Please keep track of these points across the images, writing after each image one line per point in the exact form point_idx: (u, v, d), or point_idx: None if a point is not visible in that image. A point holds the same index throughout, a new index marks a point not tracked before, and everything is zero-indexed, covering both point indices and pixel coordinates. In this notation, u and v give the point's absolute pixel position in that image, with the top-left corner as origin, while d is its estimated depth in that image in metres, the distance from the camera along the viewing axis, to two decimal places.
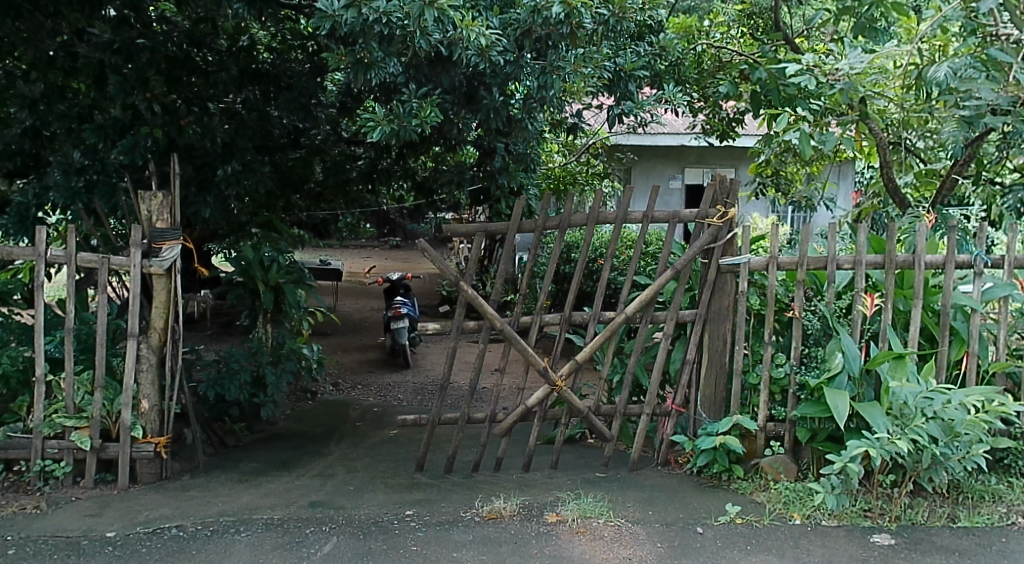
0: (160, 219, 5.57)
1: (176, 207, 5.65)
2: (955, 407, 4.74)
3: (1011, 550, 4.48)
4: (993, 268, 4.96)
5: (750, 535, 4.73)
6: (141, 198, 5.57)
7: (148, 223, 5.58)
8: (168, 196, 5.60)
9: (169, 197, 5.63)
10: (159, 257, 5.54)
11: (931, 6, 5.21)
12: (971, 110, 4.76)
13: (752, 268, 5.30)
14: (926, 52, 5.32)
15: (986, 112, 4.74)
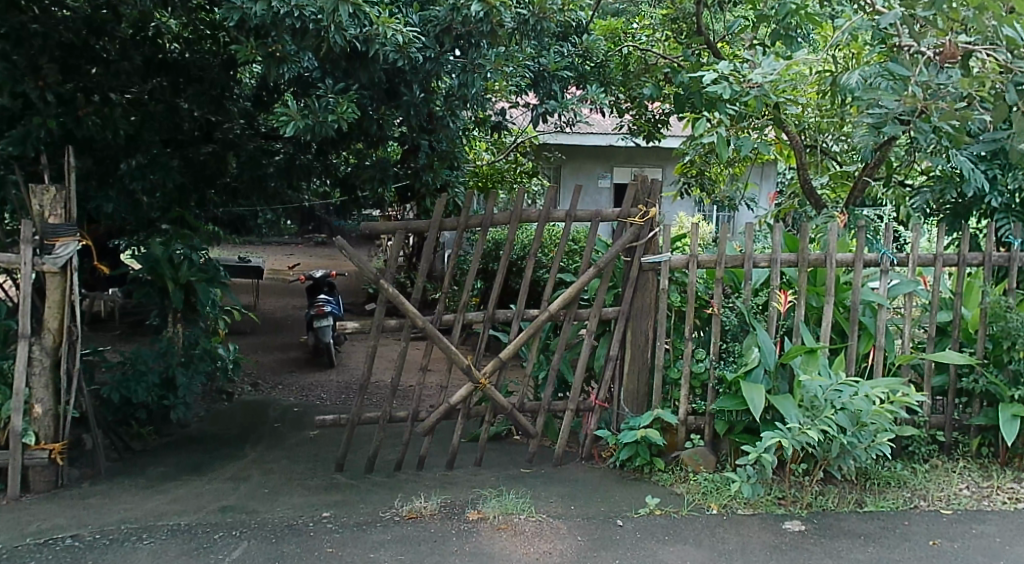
0: (54, 214, 5.32)
1: (72, 202, 5.40)
2: (861, 398, 4.96)
3: (911, 533, 4.72)
4: (899, 266, 5.12)
5: (667, 526, 4.87)
6: (32, 193, 5.31)
7: (40, 219, 5.30)
8: (62, 190, 5.35)
9: (64, 191, 5.38)
10: (52, 255, 5.27)
11: (841, 16, 5.47)
12: (875, 117, 5.14)
13: (672, 266, 5.45)
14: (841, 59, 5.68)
15: (889, 119, 5.12)
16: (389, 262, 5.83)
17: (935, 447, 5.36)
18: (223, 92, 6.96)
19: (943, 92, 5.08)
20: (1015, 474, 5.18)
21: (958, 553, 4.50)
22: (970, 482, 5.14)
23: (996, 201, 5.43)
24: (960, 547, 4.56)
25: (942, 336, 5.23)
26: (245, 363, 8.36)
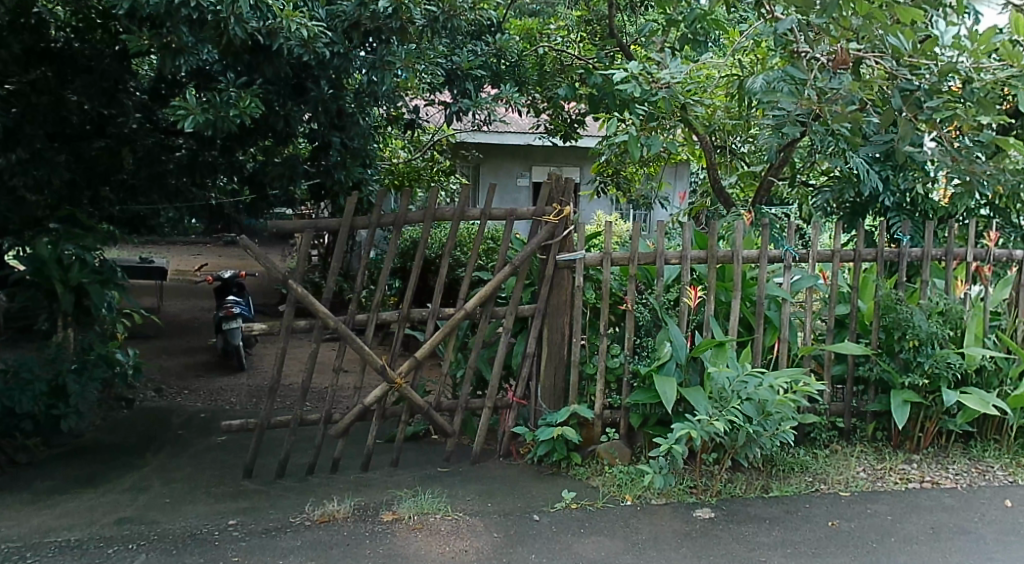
0: None
1: None
2: (765, 389, 5.12)
3: (813, 514, 4.93)
4: (800, 262, 5.38)
5: (583, 519, 4.96)
6: None
7: None
8: None
9: None
10: None
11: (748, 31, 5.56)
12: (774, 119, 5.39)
13: (587, 264, 5.55)
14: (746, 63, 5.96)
15: (787, 121, 5.37)
16: (298, 261, 5.68)
17: (834, 433, 5.55)
18: (116, 84, 6.57)
19: (835, 96, 5.28)
20: (908, 455, 5.44)
21: (854, 533, 4.71)
22: (866, 465, 5.36)
23: (889, 202, 5.87)
24: (856, 527, 4.77)
25: (841, 328, 5.50)
26: (148, 369, 8.02)
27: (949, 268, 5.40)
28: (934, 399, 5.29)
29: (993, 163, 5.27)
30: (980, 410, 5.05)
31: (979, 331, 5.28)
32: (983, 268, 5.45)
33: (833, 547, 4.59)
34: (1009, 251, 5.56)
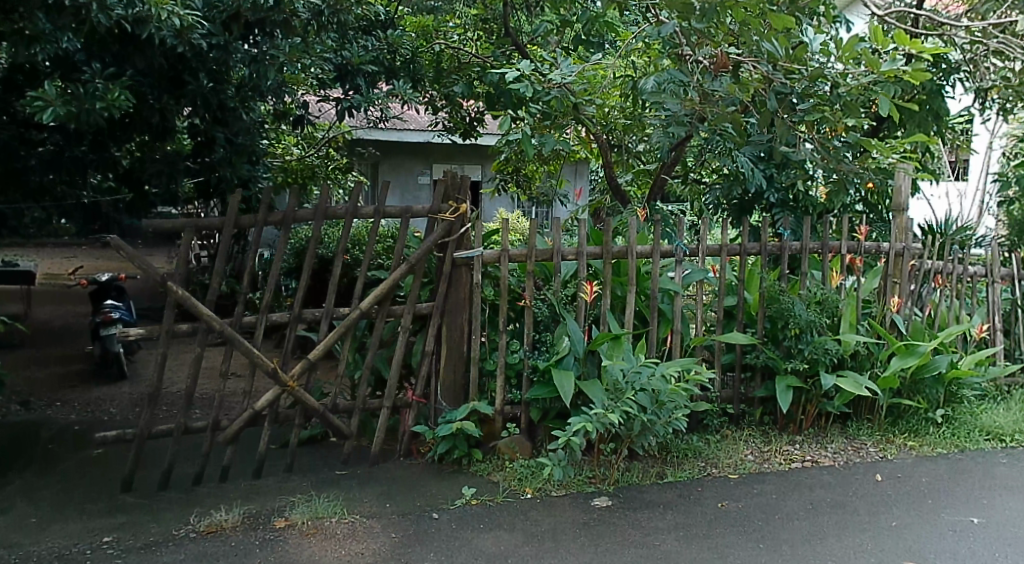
0: None
1: None
2: (657, 378, 5.05)
3: (703, 497, 4.89)
4: (690, 256, 5.59)
5: (482, 515, 4.73)
6: None
7: None
8: None
9: None
10: None
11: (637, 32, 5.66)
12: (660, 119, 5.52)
13: (484, 261, 5.39)
14: (640, 63, 6.01)
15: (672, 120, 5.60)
16: (178, 261, 5.13)
17: (725, 419, 5.69)
18: None
19: (716, 97, 5.48)
20: (791, 437, 5.65)
21: (741, 512, 4.69)
22: (753, 448, 5.49)
23: (773, 197, 6.31)
24: (743, 506, 4.76)
25: (729, 318, 5.76)
26: (13, 382, 7.43)
27: (826, 259, 5.79)
28: (813, 383, 5.58)
29: (858, 162, 5.66)
30: (854, 391, 5.36)
31: (852, 318, 5.64)
32: (856, 260, 5.89)
33: (721, 526, 4.54)
34: (878, 244, 6.02)
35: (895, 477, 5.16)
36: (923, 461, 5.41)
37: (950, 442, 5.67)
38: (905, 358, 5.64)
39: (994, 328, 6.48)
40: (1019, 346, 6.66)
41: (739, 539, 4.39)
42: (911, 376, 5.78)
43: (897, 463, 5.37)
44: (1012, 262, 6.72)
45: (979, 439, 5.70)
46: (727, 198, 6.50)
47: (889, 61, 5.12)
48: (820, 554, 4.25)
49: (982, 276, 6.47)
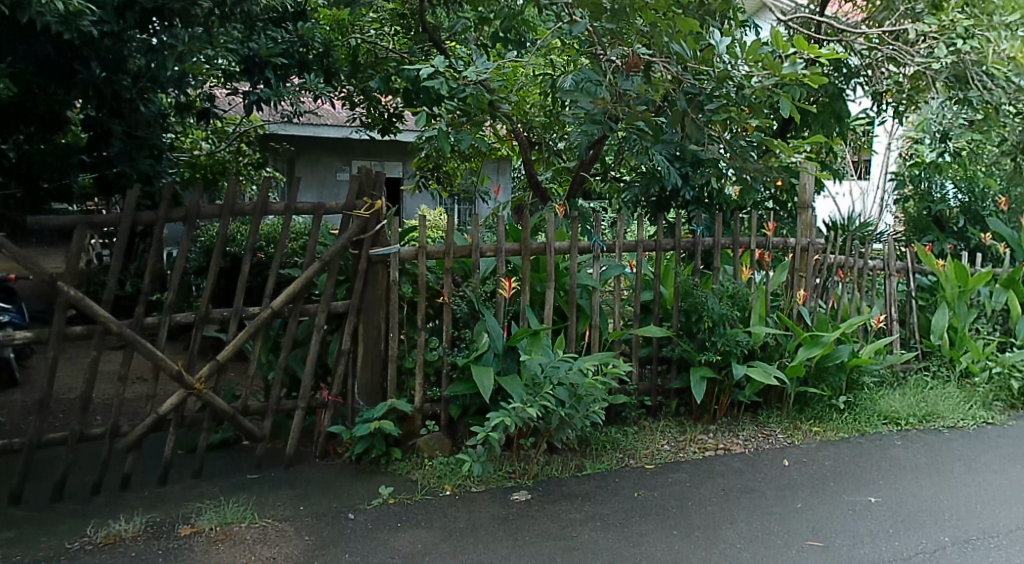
0: None
1: None
2: (576, 372, 4.94)
3: (621, 487, 4.87)
4: (608, 252, 5.66)
5: (400, 513, 4.54)
6: None
7: None
8: None
9: None
10: None
11: (547, 35, 5.73)
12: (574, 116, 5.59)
13: (401, 258, 5.19)
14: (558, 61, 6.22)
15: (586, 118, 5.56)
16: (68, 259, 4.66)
17: (642, 411, 5.74)
18: None
19: (626, 97, 5.55)
20: (706, 426, 5.76)
21: (656, 500, 4.71)
22: (670, 439, 5.54)
23: (688, 194, 6.47)
24: (658, 494, 4.78)
25: (647, 313, 5.83)
26: None
27: (737, 254, 5.97)
28: (725, 373, 5.73)
29: (763, 161, 5.80)
30: (763, 380, 5.52)
31: (761, 310, 5.79)
32: (764, 255, 6.06)
33: (637, 515, 4.52)
34: (784, 240, 6.23)
35: (801, 462, 5.31)
36: (827, 446, 5.60)
37: (854, 427, 5.90)
38: (809, 349, 5.79)
39: (891, 318, 6.75)
40: (912, 336, 6.93)
41: (653, 528, 4.38)
42: (816, 365, 5.94)
43: (803, 448, 5.54)
44: (910, 256, 7.04)
45: (878, 424, 5.95)
46: (646, 195, 6.58)
47: (789, 64, 5.21)
48: (729, 537, 4.30)
49: (880, 270, 6.73)
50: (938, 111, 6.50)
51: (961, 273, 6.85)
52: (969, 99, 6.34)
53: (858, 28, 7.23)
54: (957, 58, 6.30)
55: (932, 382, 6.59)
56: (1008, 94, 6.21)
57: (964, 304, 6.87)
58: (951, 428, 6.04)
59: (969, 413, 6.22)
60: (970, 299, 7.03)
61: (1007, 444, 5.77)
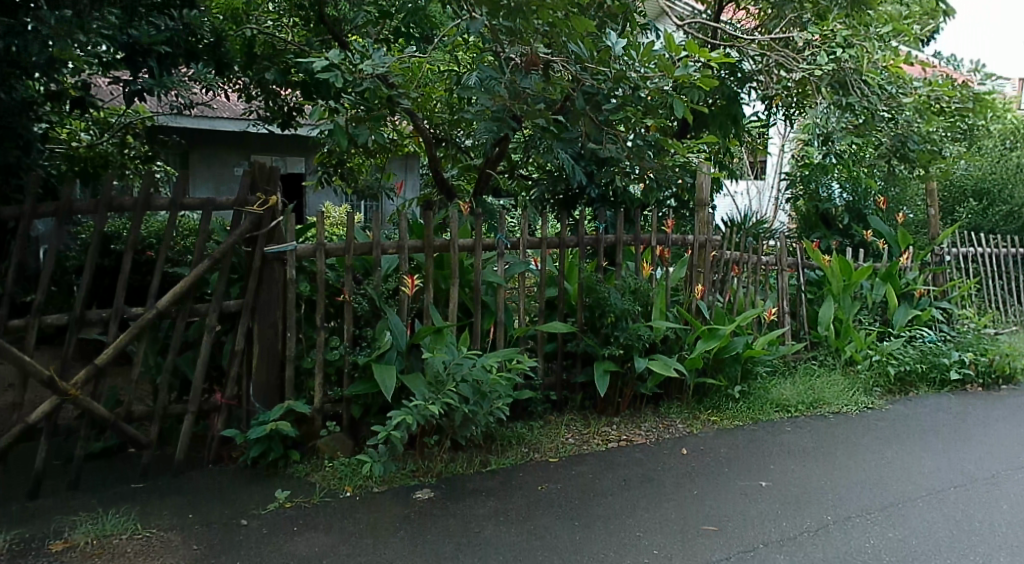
0: None
1: None
2: (479, 368, 4.87)
3: (524, 482, 4.81)
4: (511, 249, 5.69)
5: (297, 517, 4.27)
6: None
7: None
8: None
9: None
10: None
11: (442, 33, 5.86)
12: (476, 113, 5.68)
13: (298, 256, 4.89)
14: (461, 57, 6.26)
15: (484, 116, 5.54)
16: None
17: (548, 405, 5.78)
18: None
19: (526, 95, 5.61)
20: (610, 418, 5.85)
21: (560, 493, 4.68)
22: (574, 432, 5.59)
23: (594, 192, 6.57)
24: (561, 488, 4.76)
25: (552, 309, 5.87)
26: None
27: (638, 251, 6.12)
28: (628, 366, 5.82)
29: (659, 160, 6.10)
30: (663, 372, 5.63)
31: (662, 305, 5.94)
32: (665, 252, 6.26)
33: (541, 509, 4.48)
34: (684, 237, 6.43)
35: (699, 450, 5.43)
36: (724, 434, 5.75)
37: (750, 415, 6.07)
38: (707, 342, 5.99)
39: (782, 311, 7.10)
40: (802, 327, 7.31)
41: (555, 520, 4.34)
42: (714, 356, 6.15)
43: (701, 437, 5.67)
44: (798, 252, 7.41)
45: (770, 411, 6.14)
46: (553, 193, 6.68)
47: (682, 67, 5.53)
48: (628, 526, 4.31)
49: (772, 265, 7.11)
50: (822, 115, 6.83)
51: (845, 267, 7.26)
52: (851, 104, 6.77)
53: (752, 34, 7.72)
54: (836, 65, 6.78)
55: (819, 370, 6.90)
56: (881, 100, 6.78)
57: (849, 296, 7.24)
58: (836, 414, 6.28)
59: (853, 399, 6.50)
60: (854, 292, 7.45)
61: (885, 426, 6.06)
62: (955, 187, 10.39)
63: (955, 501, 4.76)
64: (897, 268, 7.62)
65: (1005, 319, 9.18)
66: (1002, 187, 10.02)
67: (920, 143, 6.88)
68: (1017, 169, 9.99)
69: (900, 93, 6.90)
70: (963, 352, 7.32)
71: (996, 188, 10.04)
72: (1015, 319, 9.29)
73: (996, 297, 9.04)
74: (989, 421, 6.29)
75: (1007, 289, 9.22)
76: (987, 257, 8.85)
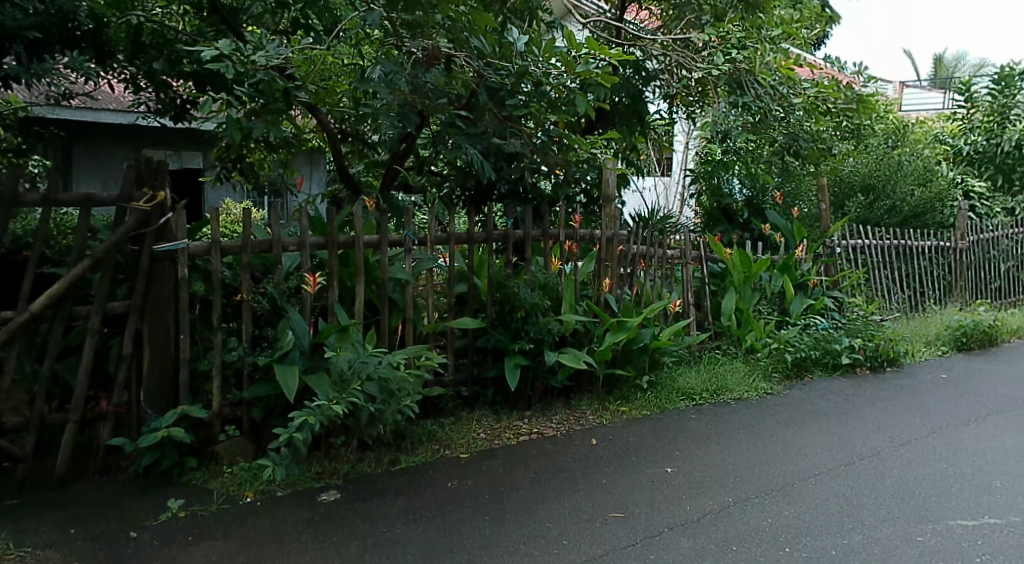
0: None
1: None
2: (386, 366, 4.75)
3: (433, 479, 4.72)
4: (419, 245, 5.58)
5: (192, 527, 4.08)
6: None
7: None
8: None
9: None
10: None
11: (343, 27, 5.70)
12: (376, 106, 5.58)
13: (191, 254, 4.68)
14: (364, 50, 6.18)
15: (386, 110, 5.58)
16: None
17: (458, 401, 5.70)
18: None
19: (427, 89, 5.56)
20: (521, 412, 5.81)
21: (469, 489, 4.61)
22: (485, 427, 5.53)
23: (503, 187, 6.52)
24: (471, 483, 4.68)
25: (461, 305, 5.79)
26: None
27: (547, 245, 6.12)
28: (538, 360, 5.79)
29: (563, 155, 6.22)
30: (574, 365, 5.63)
31: (571, 299, 5.93)
32: (574, 246, 6.26)
33: (450, 505, 4.39)
34: (591, 231, 6.46)
35: (608, 440, 5.43)
36: (634, 424, 5.77)
37: (659, 404, 6.12)
38: (616, 334, 5.99)
39: (687, 302, 7.19)
40: (706, 317, 7.42)
41: (465, 516, 4.27)
42: (622, 348, 6.17)
43: (611, 427, 5.68)
44: (702, 244, 7.52)
45: (677, 400, 6.21)
46: (462, 187, 6.60)
47: (583, 64, 5.61)
48: (538, 518, 4.27)
49: (678, 258, 7.18)
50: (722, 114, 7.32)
51: (745, 260, 7.39)
52: (747, 104, 7.11)
53: (653, 34, 7.83)
54: (734, 66, 7.00)
55: (722, 358, 7.02)
56: (774, 99, 7.08)
57: (749, 288, 7.40)
58: (738, 401, 6.37)
59: (753, 386, 6.61)
60: (754, 283, 7.61)
61: (786, 410, 6.19)
62: (844, 183, 10.53)
63: (844, 478, 4.88)
64: (793, 259, 7.84)
65: (889, 306, 9.53)
66: (886, 184, 10.40)
67: (811, 141, 7.36)
68: (898, 166, 10.47)
69: (791, 93, 7.23)
70: (852, 338, 7.49)
71: (881, 184, 10.39)
72: (898, 307, 9.63)
73: (882, 285, 9.38)
74: (876, 401, 6.49)
75: (891, 278, 9.56)
76: (874, 248, 9.20)
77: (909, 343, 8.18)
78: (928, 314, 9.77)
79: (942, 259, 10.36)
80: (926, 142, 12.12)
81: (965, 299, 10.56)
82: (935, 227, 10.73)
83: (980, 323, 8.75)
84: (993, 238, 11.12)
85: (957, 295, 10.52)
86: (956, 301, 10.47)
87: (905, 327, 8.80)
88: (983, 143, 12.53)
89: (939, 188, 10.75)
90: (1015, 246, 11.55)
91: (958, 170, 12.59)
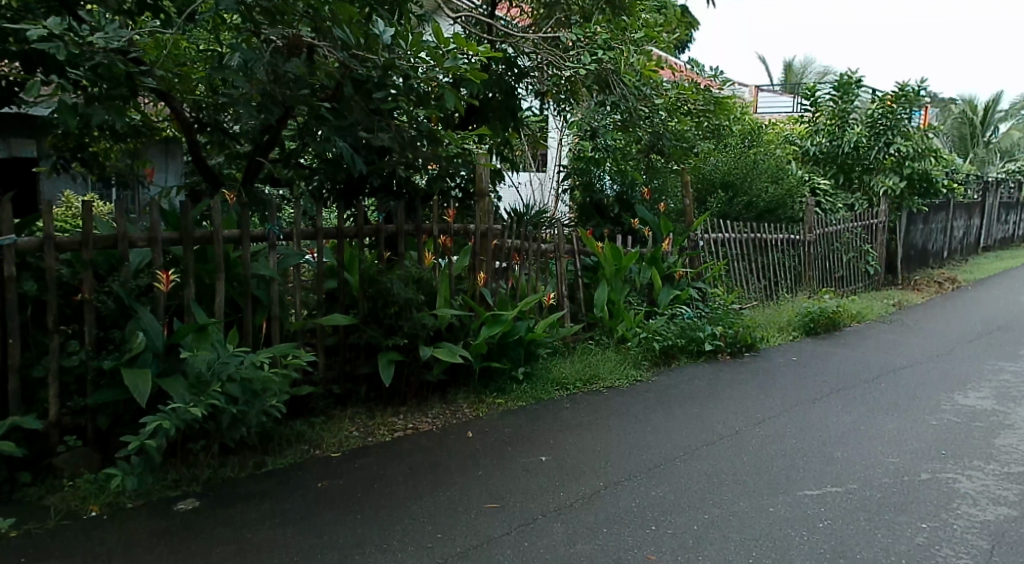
0: None
1: None
2: (248, 365, 4.47)
3: (302, 481, 4.46)
4: (284, 240, 5.30)
5: (28, 547, 3.70)
6: None
7: None
8: None
9: None
10: None
11: (198, 7, 5.45)
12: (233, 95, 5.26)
13: (19, 251, 4.29)
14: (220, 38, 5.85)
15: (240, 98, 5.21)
16: None
17: (329, 400, 5.45)
18: None
19: (288, 78, 5.31)
20: (395, 409, 5.62)
21: (341, 488, 4.39)
22: (358, 425, 5.30)
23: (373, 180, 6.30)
24: (343, 482, 4.46)
25: (330, 301, 5.54)
26: None
27: (420, 239, 5.94)
28: (413, 355, 5.61)
29: (432, 149, 6.05)
30: (449, 359, 5.49)
31: (446, 293, 5.78)
32: (448, 241, 6.11)
33: (320, 506, 4.16)
34: (465, 225, 6.33)
35: (484, 432, 5.31)
36: (510, 416, 5.67)
37: (536, 395, 6.04)
38: (491, 327, 5.90)
39: (561, 295, 7.17)
40: (580, 309, 7.41)
41: (336, 516, 4.05)
42: (498, 340, 6.06)
43: (487, 420, 5.56)
44: (575, 237, 7.51)
45: (552, 390, 6.15)
46: (331, 181, 6.27)
47: (450, 58, 5.46)
48: (411, 512, 4.11)
49: (551, 252, 7.14)
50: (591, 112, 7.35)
51: (616, 253, 7.45)
52: (614, 103, 7.26)
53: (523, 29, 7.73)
54: (599, 66, 6.99)
55: (594, 349, 7.03)
56: (637, 99, 7.25)
57: (620, 281, 7.44)
58: (610, 389, 6.37)
59: (624, 373, 6.64)
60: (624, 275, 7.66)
61: (655, 395, 6.24)
62: (705, 179, 10.86)
63: (708, 456, 4.94)
64: (660, 252, 7.94)
65: (747, 296, 9.83)
66: (744, 180, 10.72)
67: (676, 140, 7.62)
68: (753, 165, 10.81)
69: (652, 94, 7.42)
70: (713, 326, 7.65)
71: (740, 180, 10.70)
72: (755, 296, 9.94)
73: (739, 276, 9.67)
74: (735, 384, 6.63)
75: (748, 269, 9.87)
76: (732, 241, 9.47)
77: (764, 329, 8.45)
78: (781, 303, 10.14)
79: (794, 251, 10.78)
80: (777, 143, 12.65)
81: (814, 288, 11.03)
82: (787, 221, 11.18)
83: (826, 308, 9.10)
84: (837, 231, 11.68)
85: (806, 284, 10.96)
86: (805, 289, 10.90)
87: (761, 315, 9.10)
88: (826, 144, 13.19)
89: (789, 184, 11.14)
90: (856, 238, 12.17)
91: (805, 169, 13.17)
